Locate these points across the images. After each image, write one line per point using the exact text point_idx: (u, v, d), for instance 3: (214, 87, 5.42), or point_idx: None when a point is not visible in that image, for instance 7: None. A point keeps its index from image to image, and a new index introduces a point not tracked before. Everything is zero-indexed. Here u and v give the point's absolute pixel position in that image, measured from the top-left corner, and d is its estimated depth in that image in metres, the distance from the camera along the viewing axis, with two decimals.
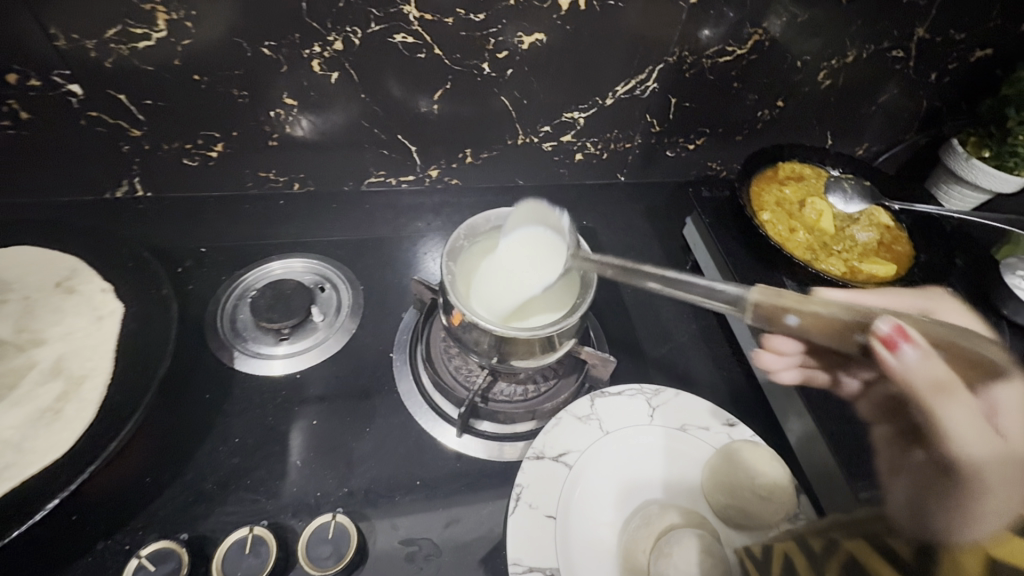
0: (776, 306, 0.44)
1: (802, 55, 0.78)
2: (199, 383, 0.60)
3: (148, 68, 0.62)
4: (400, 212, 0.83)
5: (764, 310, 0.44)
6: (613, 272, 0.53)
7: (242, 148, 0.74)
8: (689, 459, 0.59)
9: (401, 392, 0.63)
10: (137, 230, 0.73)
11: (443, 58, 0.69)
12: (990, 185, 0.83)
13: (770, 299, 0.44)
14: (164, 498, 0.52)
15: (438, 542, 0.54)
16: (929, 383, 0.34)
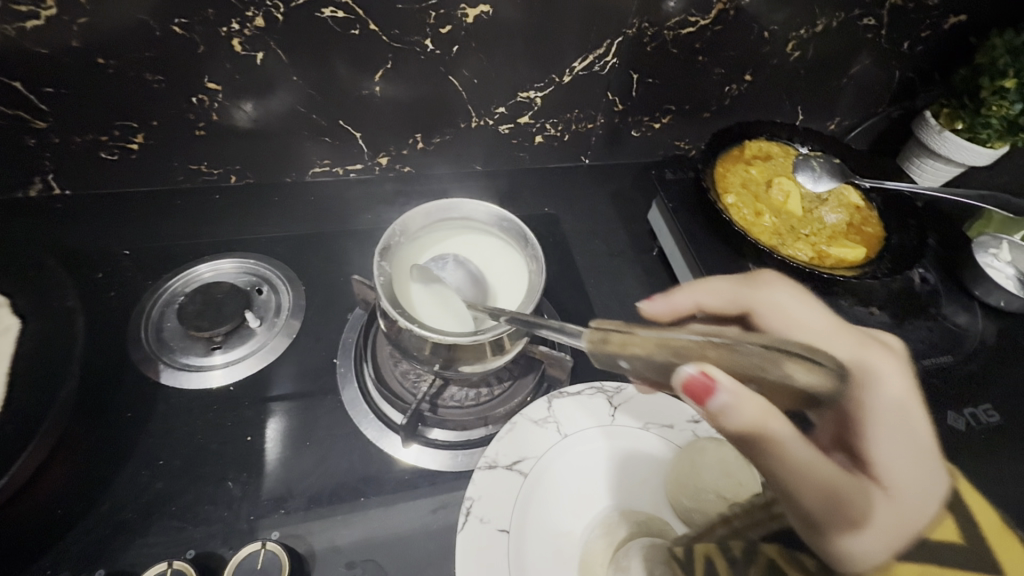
0: (605, 350, 0.41)
1: (769, 25, 0.73)
2: (123, 400, 0.56)
3: (43, 52, 0.56)
4: (349, 204, 0.78)
5: (596, 347, 0.42)
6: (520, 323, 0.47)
7: (167, 139, 0.67)
8: (651, 460, 0.56)
9: (345, 401, 0.59)
10: (55, 233, 0.67)
11: (381, 34, 0.63)
12: (963, 158, 0.80)
13: (599, 347, 0.41)
14: (80, 531, 0.48)
15: (383, 563, 0.50)
16: (749, 429, 0.35)
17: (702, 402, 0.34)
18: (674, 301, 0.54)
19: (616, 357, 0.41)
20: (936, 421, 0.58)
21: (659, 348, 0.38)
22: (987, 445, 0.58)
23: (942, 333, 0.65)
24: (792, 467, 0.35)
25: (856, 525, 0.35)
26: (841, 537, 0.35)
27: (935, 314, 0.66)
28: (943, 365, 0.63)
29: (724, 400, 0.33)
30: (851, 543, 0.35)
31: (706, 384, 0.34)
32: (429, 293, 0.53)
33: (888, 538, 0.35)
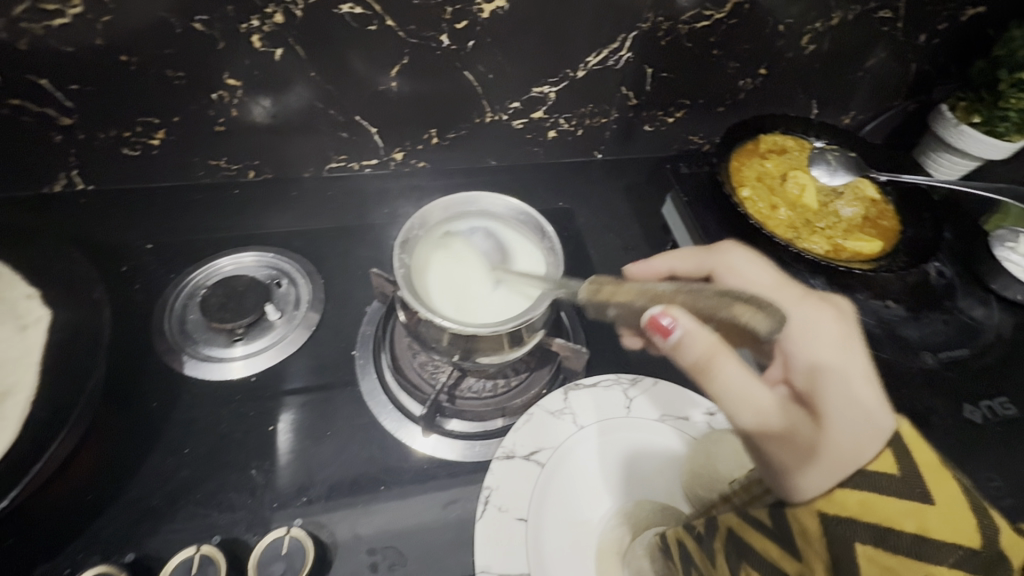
0: (597, 300, 0.47)
1: (784, 19, 0.73)
2: (148, 390, 0.57)
3: (69, 50, 0.57)
4: (365, 199, 0.78)
5: (595, 302, 0.47)
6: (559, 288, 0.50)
7: (187, 135, 0.68)
8: (666, 452, 0.56)
9: (364, 392, 0.60)
10: (80, 228, 0.68)
11: (398, 30, 0.63)
12: (979, 151, 0.79)
13: (592, 296, 0.47)
14: (109, 517, 0.49)
15: (404, 550, 0.51)
16: (700, 362, 0.39)
17: (661, 335, 0.40)
18: (651, 264, 0.57)
19: (605, 306, 0.47)
20: (953, 414, 0.58)
21: (639, 295, 0.44)
22: (1004, 437, 0.58)
23: (958, 325, 0.65)
24: (731, 396, 0.39)
25: (802, 453, 0.33)
26: (789, 469, 0.33)
27: (950, 307, 0.66)
28: (959, 358, 0.63)
29: (681, 333, 0.39)
30: (800, 474, 0.32)
31: (661, 320, 0.40)
32: (450, 271, 0.54)
33: (836, 464, 0.31)
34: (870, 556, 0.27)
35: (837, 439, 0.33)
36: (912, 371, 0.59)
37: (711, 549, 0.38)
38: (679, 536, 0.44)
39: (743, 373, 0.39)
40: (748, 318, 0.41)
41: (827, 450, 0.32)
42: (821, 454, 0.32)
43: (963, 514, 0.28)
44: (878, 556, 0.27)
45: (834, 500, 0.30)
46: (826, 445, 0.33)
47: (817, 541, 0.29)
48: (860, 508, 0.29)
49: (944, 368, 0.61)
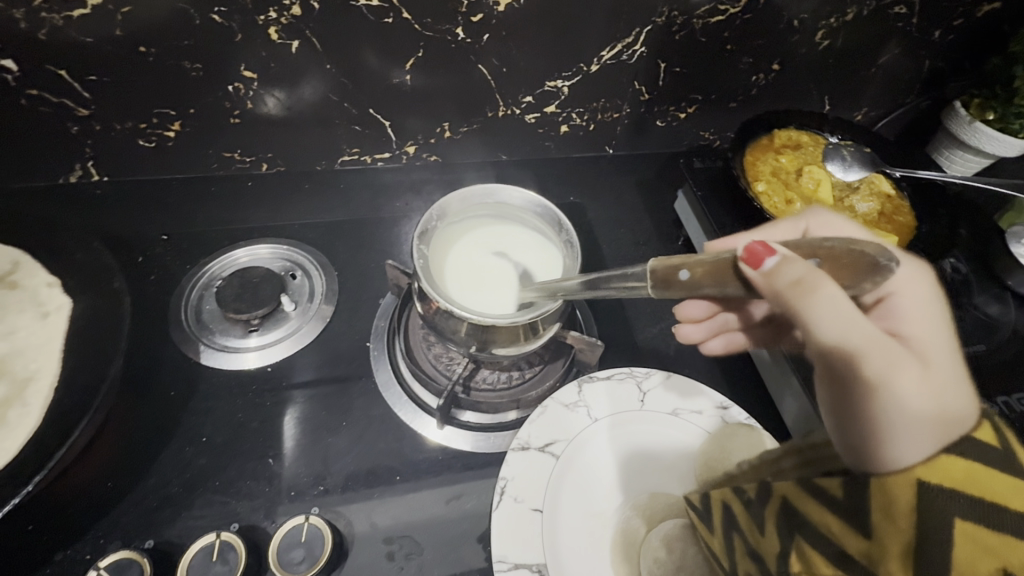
0: (668, 264, 0.38)
1: (798, 14, 0.73)
2: (165, 379, 0.57)
3: (88, 41, 0.57)
4: (377, 192, 0.79)
5: (661, 278, 0.38)
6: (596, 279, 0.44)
7: (202, 127, 0.68)
8: (681, 445, 0.56)
9: (379, 383, 0.60)
10: (96, 218, 0.69)
11: (414, 23, 0.63)
12: (993, 149, 0.79)
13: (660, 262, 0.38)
14: (128, 503, 0.50)
15: (420, 539, 0.51)
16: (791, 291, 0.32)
17: (752, 266, 0.34)
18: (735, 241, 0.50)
19: (679, 269, 0.37)
20: None
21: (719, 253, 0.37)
22: None
23: (973, 321, 0.65)
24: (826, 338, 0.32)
25: (900, 407, 0.29)
26: (880, 430, 0.30)
27: (964, 303, 0.66)
28: (975, 353, 0.63)
29: (782, 258, 0.33)
30: (891, 435, 0.29)
31: (757, 248, 0.33)
32: (467, 266, 0.55)
33: (936, 426, 0.28)
34: (967, 533, 0.25)
35: (938, 399, 0.30)
36: None
37: (761, 518, 0.37)
38: (727, 497, 0.43)
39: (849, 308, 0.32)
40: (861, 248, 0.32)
41: (929, 410, 0.29)
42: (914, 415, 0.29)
43: None
44: (976, 533, 0.25)
45: (937, 468, 0.27)
46: (929, 403, 0.29)
47: (907, 521, 0.27)
48: (963, 480, 0.26)
49: None
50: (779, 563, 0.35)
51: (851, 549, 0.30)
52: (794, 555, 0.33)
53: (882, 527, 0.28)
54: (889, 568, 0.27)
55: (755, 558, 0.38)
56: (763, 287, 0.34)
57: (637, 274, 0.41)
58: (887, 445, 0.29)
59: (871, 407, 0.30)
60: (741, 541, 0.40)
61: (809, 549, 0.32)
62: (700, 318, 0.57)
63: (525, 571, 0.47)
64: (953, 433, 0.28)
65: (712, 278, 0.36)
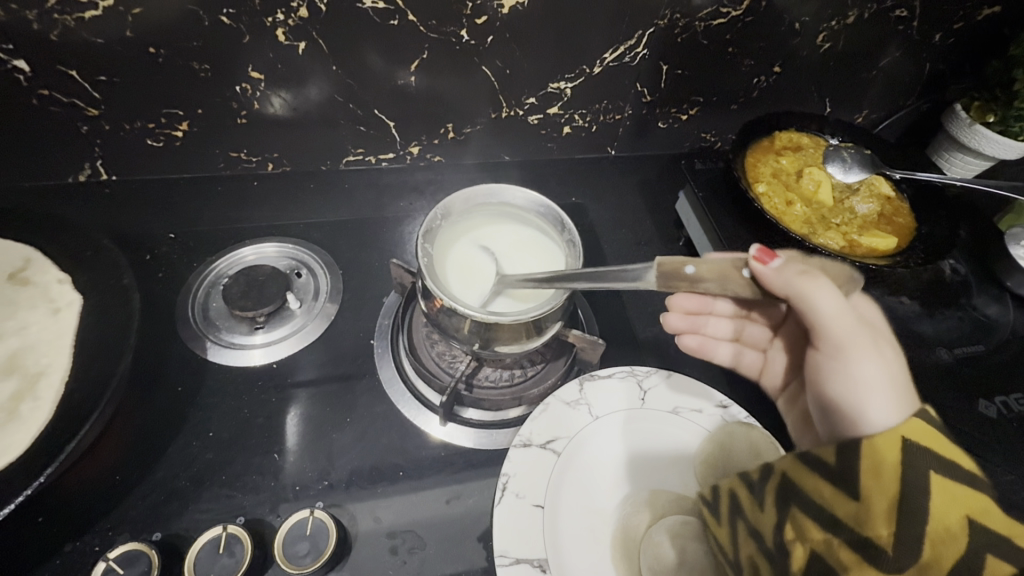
0: (675, 262, 0.39)
1: (799, 17, 0.73)
2: (172, 375, 0.58)
3: (99, 42, 0.58)
4: (381, 192, 0.79)
5: (666, 274, 0.40)
6: (586, 280, 0.45)
7: (209, 127, 0.69)
8: (680, 442, 0.57)
9: (383, 380, 0.61)
10: (104, 216, 0.70)
11: (419, 25, 0.64)
12: (994, 151, 0.79)
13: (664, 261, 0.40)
14: (136, 496, 0.51)
15: (423, 534, 0.52)
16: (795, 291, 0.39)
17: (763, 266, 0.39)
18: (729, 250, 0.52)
19: (686, 268, 0.39)
20: (966, 408, 0.59)
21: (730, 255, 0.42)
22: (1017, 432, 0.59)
23: (972, 322, 0.65)
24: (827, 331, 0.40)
25: (871, 379, 0.39)
26: (859, 395, 0.39)
27: (963, 304, 0.67)
28: (974, 354, 0.63)
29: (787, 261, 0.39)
30: (866, 401, 0.39)
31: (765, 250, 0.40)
32: (462, 260, 0.56)
33: (895, 392, 0.39)
34: (942, 485, 0.32)
35: (893, 368, 0.40)
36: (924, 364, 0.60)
37: (761, 495, 0.42)
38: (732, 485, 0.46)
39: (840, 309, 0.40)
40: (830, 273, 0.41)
41: (888, 377, 0.39)
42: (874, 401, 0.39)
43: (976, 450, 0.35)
44: (947, 484, 0.32)
45: (913, 433, 0.34)
46: (889, 372, 0.39)
47: (895, 479, 0.33)
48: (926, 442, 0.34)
49: (958, 363, 0.62)
50: (775, 537, 0.39)
51: (840, 513, 0.35)
52: (788, 525, 0.38)
53: (869, 489, 0.34)
54: (874, 526, 0.33)
55: (756, 537, 0.41)
56: (772, 284, 0.39)
57: (637, 269, 0.42)
58: (866, 407, 0.39)
59: (849, 381, 0.40)
60: (745, 524, 0.43)
61: (803, 518, 0.37)
62: (688, 311, 0.58)
63: (527, 566, 0.47)
64: (908, 397, 0.39)
65: (718, 276, 0.39)
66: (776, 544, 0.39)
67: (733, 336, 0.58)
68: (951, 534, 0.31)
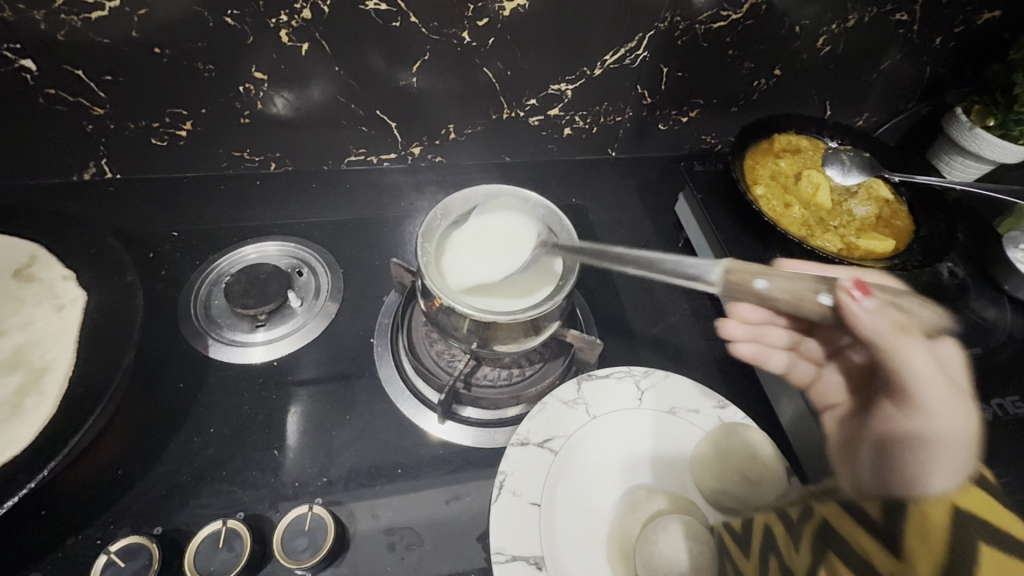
0: (742, 273, 0.42)
1: (800, 20, 0.73)
2: (174, 372, 0.59)
3: (105, 42, 0.58)
4: (383, 192, 0.80)
5: (733, 284, 0.43)
6: (632, 267, 0.49)
7: (213, 126, 0.70)
8: (679, 443, 0.57)
9: (382, 378, 0.62)
10: (108, 214, 0.71)
11: (420, 27, 0.64)
12: (994, 155, 0.79)
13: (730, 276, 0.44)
14: (138, 491, 0.51)
15: (421, 531, 0.53)
16: (886, 337, 0.41)
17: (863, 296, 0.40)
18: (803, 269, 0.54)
19: (754, 279, 0.42)
20: None
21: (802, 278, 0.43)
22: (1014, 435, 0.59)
23: (970, 326, 0.65)
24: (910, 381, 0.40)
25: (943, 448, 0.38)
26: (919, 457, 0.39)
27: (961, 307, 0.67)
28: (972, 357, 0.63)
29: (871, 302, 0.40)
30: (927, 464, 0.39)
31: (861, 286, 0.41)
32: (469, 248, 0.56)
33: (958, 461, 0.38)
34: (991, 554, 0.34)
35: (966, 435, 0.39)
36: None
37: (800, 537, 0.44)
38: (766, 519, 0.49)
39: (925, 373, 0.40)
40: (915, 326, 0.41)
41: (964, 448, 0.38)
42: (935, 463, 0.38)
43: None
44: (997, 554, 0.34)
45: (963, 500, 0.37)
46: (965, 436, 0.38)
47: (939, 539, 0.35)
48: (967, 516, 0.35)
49: None
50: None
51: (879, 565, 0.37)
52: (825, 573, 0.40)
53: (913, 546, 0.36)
54: None
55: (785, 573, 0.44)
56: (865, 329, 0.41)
57: (702, 270, 0.45)
58: (923, 469, 0.38)
59: (913, 437, 0.39)
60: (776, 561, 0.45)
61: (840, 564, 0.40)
62: (749, 321, 0.56)
63: (524, 563, 0.47)
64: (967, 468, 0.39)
65: (790, 295, 0.41)
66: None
67: (789, 345, 0.55)
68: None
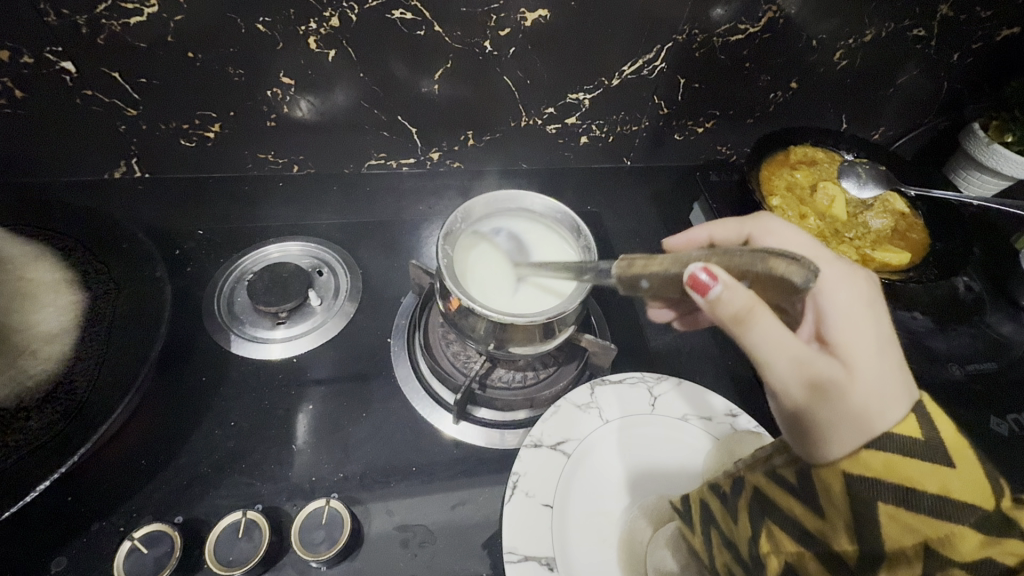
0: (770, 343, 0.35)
1: (817, 35, 0.74)
2: (197, 366, 0.61)
3: (142, 46, 0.61)
4: (401, 195, 0.82)
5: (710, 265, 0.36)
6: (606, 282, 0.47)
7: (240, 129, 0.72)
8: (688, 449, 0.58)
9: (398, 377, 0.63)
10: (137, 211, 0.73)
11: (444, 36, 0.66)
12: (1011, 171, 0.79)
13: (625, 271, 0.43)
14: (160, 481, 0.53)
15: (433, 528, 0.53)
16: (749, 313, 0.34)
17: (699, 294, 0.34)
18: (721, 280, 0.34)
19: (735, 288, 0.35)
20: (976, 426, 0.59)
21: (675, 263, 0.38)
22: None
23: (988, 340, 0.65)
24: (788, 358, 0.34)
25: (874, 374, 0.33)
26: (861, 419, 0.31)
27: (978, 321, 0.67)
28: (988, 372, 0.63)
29: (697, 229, 0.54)
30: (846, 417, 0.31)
31: (704, 274, 0.34)
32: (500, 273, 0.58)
33: (899, 377, 0.33)
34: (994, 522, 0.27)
35: (883, 377, 0.33)
36: (935, 379, 0.60)
37: (735, 506, 0.38)
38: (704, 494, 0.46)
39: (782, 325, 0.35)
40: (785, 272, 0.32)
41: (889, 377, 0.33)
42: (840, 411, 0.32)
43: (976, 479, 0.28)
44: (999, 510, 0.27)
45: (857, 461, 0.30)
46: (886, 387, 0.32)
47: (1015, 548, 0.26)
48: (883, 469, 0.29)
49: (972, 381, 0.62)
50: (750, 547, 0.36)
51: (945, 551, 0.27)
52: (764, 536, 0.34)
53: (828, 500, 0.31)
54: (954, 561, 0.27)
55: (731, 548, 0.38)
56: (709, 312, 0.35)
57: None
58: (868, 414, 0.31)
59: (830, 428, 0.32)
60: (717, 534, 0.40)
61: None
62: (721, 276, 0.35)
63: (535, 564, 0.48)
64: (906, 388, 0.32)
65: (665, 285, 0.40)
66: (752, 557, 0.35)
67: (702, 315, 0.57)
68: (905, 556, 0.28)
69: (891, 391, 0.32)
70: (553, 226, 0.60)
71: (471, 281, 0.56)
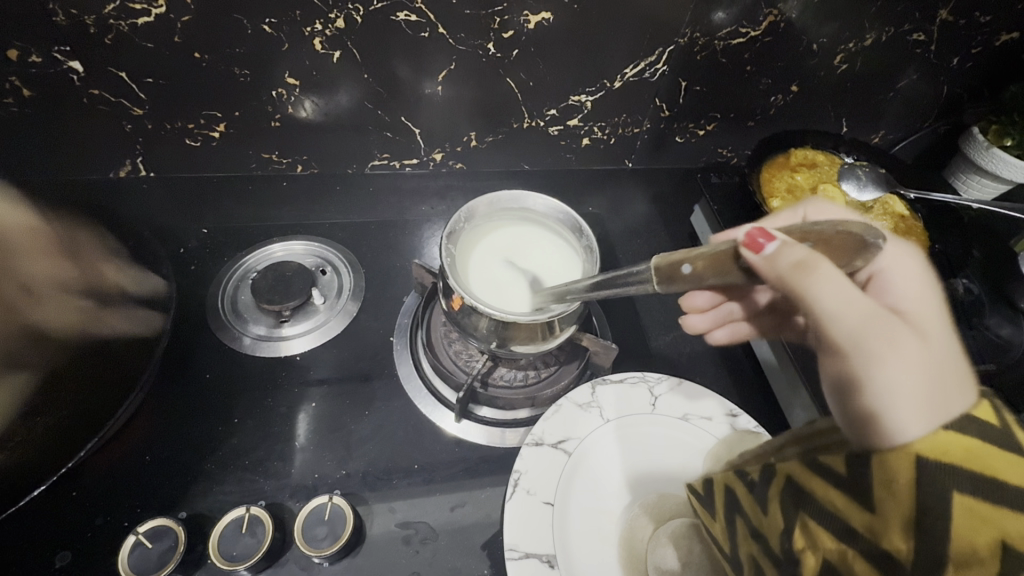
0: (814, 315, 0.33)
1: (817, 38, 0.75)
2: (200, 363, 0.61)
3: (149, 46, 0.61)
4: (403, 196, 0.82)
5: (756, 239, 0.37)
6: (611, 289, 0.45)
7: (245, 129, 0.73)
8: (689, 449, 0.58)
9: (401, 375, 0.63)
10: (142, 210, 0.73)
11: (448, 38, 0.66)
12: (1011, 175, 0.80)
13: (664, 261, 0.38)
14: (164, 476, 0.53)
15: (435, 525, 0.54)
16: (801, 272, 0.32)
17: (755, 252, 0.33)
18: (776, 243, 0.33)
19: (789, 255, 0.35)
20: None
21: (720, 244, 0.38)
22: None
23: (987, 342, 0.65)
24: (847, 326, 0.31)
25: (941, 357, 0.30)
26: (919, 394, 0.28)
27: (977, 324, 0.67)
28: (988, 373, 0.63)
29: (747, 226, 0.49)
30: (900, 399, 0.28)
31: (759, 232, 0.34)
32: (509, 277, 0.58)
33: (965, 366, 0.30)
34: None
35: (945, 359, 0.30)
36: None
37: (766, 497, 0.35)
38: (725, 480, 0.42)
39: (843, 289, 0.32)
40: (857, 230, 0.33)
41: (955, 364, 0.30)
42: (909, 388, 0.28)
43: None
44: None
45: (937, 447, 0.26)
46: (952, 370, 0.29)
47: None
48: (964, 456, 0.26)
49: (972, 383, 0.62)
50: (780, 542, 0.33)
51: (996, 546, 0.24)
52: (798, 530, 0.32)
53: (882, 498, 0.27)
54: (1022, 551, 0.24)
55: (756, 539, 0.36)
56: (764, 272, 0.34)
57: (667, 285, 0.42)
58: (934, 395, 0.28)
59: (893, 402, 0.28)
60: (742, 522, 0.38)
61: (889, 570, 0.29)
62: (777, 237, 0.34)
63: (536, 561, 0.48)
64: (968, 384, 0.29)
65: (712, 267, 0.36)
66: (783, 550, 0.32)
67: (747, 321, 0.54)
68: (978, 557, 0.24)
69: (959, 379, 0.29)
70: (561, 232, 0.60)
71: (473, 283, 0.57)
